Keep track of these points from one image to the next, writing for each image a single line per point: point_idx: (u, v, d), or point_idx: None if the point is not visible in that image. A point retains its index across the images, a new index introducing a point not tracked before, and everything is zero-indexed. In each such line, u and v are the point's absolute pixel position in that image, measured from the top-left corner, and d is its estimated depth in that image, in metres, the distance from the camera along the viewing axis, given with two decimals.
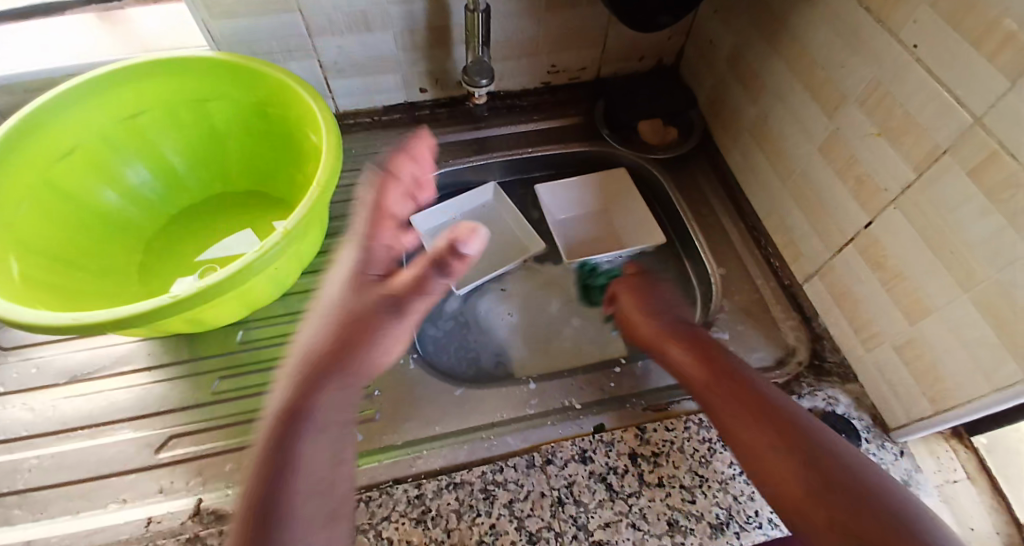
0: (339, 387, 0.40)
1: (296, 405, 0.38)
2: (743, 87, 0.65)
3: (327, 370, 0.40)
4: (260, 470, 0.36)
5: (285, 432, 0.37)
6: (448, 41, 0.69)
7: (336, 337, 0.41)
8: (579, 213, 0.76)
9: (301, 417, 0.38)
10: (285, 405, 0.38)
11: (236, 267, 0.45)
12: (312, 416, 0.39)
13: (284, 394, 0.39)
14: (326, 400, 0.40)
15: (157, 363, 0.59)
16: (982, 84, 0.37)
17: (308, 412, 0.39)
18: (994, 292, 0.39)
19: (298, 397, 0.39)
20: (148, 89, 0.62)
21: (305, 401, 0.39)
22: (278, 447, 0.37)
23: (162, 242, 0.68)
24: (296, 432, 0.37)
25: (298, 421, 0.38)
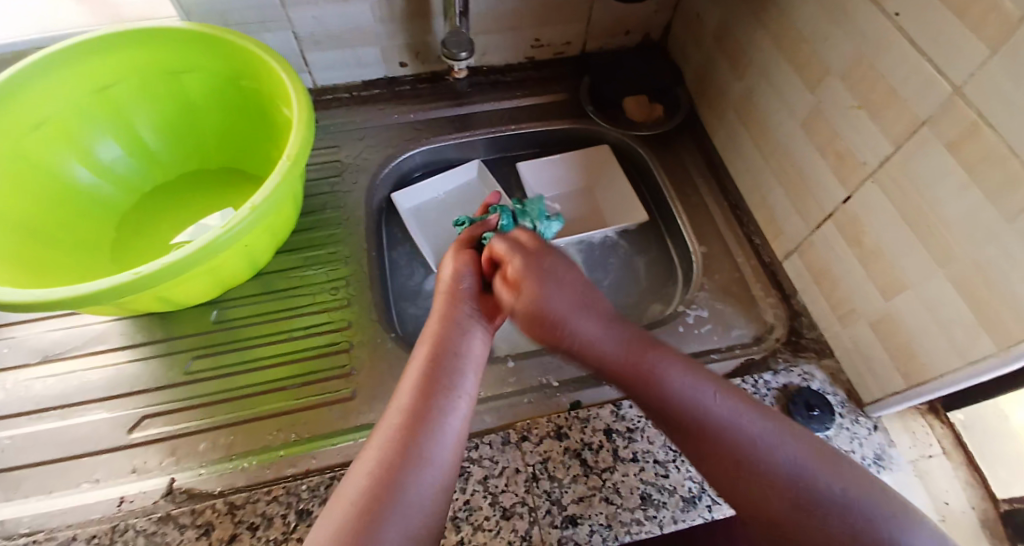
0: (464, 371, 0.45)
1: (425, 383, 0.43)
2: (729, 62, 0.64)
3: (446, 355, 0.45)
4: (399, 443, 0.40)
5: (419, 408, 0.42)
6: (428, 13, 0.67)
7: (449, 331, 0.46)
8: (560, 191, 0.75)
9: (430, 394, 0.43)
10: (419, 380, 0.43)
11: (202, 243, 0.44)
12: (441, 392, 0.43)
13: (423, 371, 0.44)
14: (454, 381, 0.44)
15: (130, 342, 0.58)
16: (964, 54, 0.36)
17: (441, 390, 0.43)
18: (969, 267, 0.38)
19: (435, 374, 0.44)
20: (120, 60, 0.59)
21: (434, 378, 0.43)
22: (415, 423, 0.41)
23: (138, 218, 0.65)
24: (428, 409, 0.42)
25: (432, 397, 0.42)
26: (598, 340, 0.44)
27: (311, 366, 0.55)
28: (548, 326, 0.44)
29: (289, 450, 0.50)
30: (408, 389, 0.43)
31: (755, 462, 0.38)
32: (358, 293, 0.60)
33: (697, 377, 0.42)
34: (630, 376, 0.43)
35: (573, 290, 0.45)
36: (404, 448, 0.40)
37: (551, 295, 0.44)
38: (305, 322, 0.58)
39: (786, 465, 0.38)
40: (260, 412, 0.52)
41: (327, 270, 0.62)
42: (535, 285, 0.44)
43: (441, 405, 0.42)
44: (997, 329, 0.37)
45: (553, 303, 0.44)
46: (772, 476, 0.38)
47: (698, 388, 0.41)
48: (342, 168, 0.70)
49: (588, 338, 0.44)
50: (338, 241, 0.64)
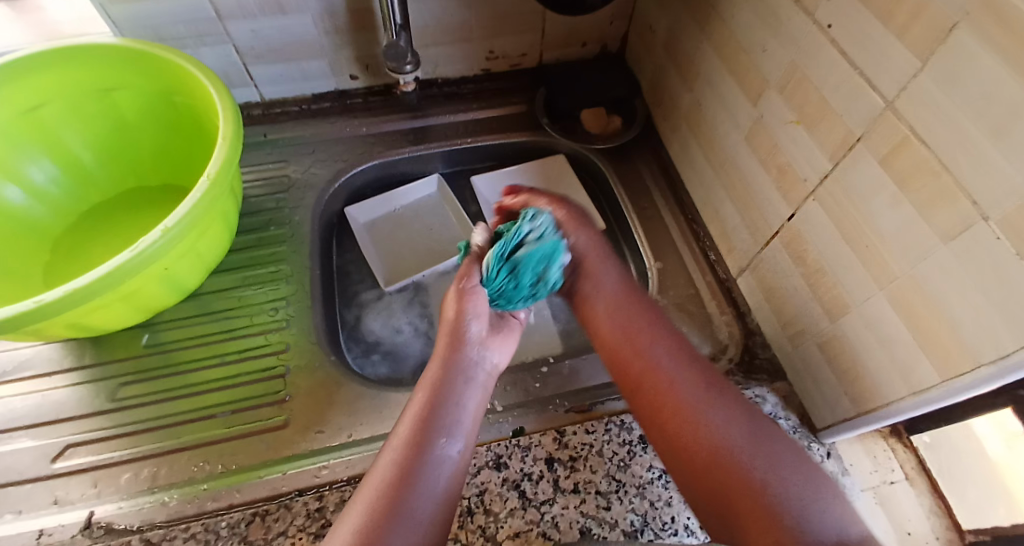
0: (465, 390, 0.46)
1: (427, 418, 0.43)
2: (679, 73, 0.62)
3: (450, 374, 0.47)
4: (408, 457, 0.40)
5: (424, 424, 0.43)
6: (373, 26, 0.65)
7: (452, 358, 0.48)
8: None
9: (435, 423, 0.43)
10: (425, 397, 0.45)
11: (108, 269, 0.42)
12: (447, 409, 0.44)
13: (429, 391, 0.45)
14: (458, 399, 0.45)
15: (58, 368, 0.54)
16: (893, 65, 0.34)
17: (444, 407, 0.44)
18: (908, 288, 0.37)
19: (439, 393, 0.45)
20: (50, 79, 0.58)
21: (438, 396, 0.45)
22: (423, 437, 0.42)
23: (72, 241, 0.63)
24: (436, 425, 0.43)
25: (437, 426, 0.43)
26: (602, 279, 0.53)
27: (243, 393, 0.53)
28: (580, 268, 0.54)
29: (211, 484, 0.47)
30: (414, 407, 0.44)
31: (687, 427, 0.42)
32: (298, 315, 0.58)
33: (681, 355, 0.47)
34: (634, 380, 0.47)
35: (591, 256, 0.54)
36: (413, 457, 0.40)
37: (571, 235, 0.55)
38: (240, 345, 0.56)
39: (718, 440, 0.41)
40: (186, 441, 0.50)
41: (266, 290, 0.59)
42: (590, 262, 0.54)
43: (446, 422, 0.43)
44: (939, 352, 0.35)
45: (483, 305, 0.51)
46: (701, 433, 0.41)
47: (669, 356, 0.47)
48: (288, 184, 0.68)
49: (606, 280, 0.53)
50: (280, 259, 0.62)
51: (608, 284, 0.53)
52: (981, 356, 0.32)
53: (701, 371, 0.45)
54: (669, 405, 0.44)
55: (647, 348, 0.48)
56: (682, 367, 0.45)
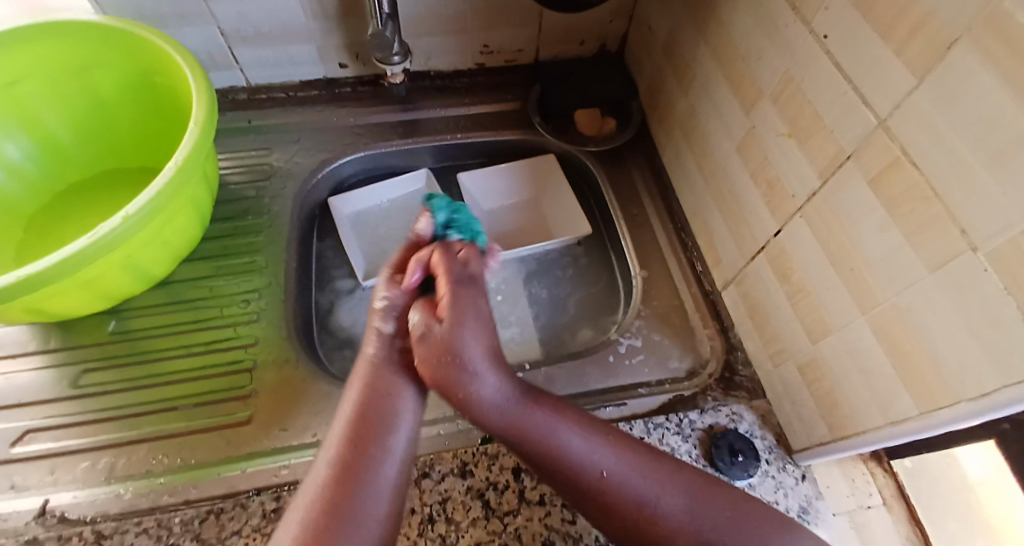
0: (399, 404, 0.42)
1: (353, 438, 0.39)
2: (676, 77, 0.61)
3: (375, 389, 0.42)
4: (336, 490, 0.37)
5: (353, 449, 0.39)
6: (363, 13, 0.64)
7: (380, 369, 0.43)
8: (508, 202, 0.72)
9: (363, 446, 0.39)
10: (353, 415, 0.40)
11: (62, 255, 0.40)
12: (378, 431, 0.40)
13: (358, 408, 0.41)
14: (389, 417, 0.41)
15: (22, 350, 0.53)
16: (891, 80, 0.33)
17: (377, 428, 0.40)
18: (891, 315, 0.35)
19: (370, 411, 0.41)
20: (26, 53, 0.56)
21: (369, 415, 0.40)
22: (352, 463, 0.38)
23: (46, 221, 0.62)
24: (366, 450, 0.39)
25: (364, 449, 0.39)
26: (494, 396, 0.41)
27: (208, 385, 0.51)
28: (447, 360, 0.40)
29: (169, 478, 0.46)
30: (341, 427, 0.40)
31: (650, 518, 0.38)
32: (271, 307, 0.57)
33: (590, 431, 0.41)
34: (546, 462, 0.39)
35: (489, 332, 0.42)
36: (341, 488, 0.37)
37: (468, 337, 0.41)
38: (209, 336, 0.54)
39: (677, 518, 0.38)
40: (146, 433, 0.49)
41: (240, 281, 0.58)
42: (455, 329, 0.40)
43: (379, 444, 0.40)
44: (919, 383, 0.34)
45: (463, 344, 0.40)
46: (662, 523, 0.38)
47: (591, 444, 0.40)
48: (271, 172, 0.66)
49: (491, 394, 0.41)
50: (256, 250, 0.61)
51: (490, 393, 0.40)
52: (961, 392, 0.31)
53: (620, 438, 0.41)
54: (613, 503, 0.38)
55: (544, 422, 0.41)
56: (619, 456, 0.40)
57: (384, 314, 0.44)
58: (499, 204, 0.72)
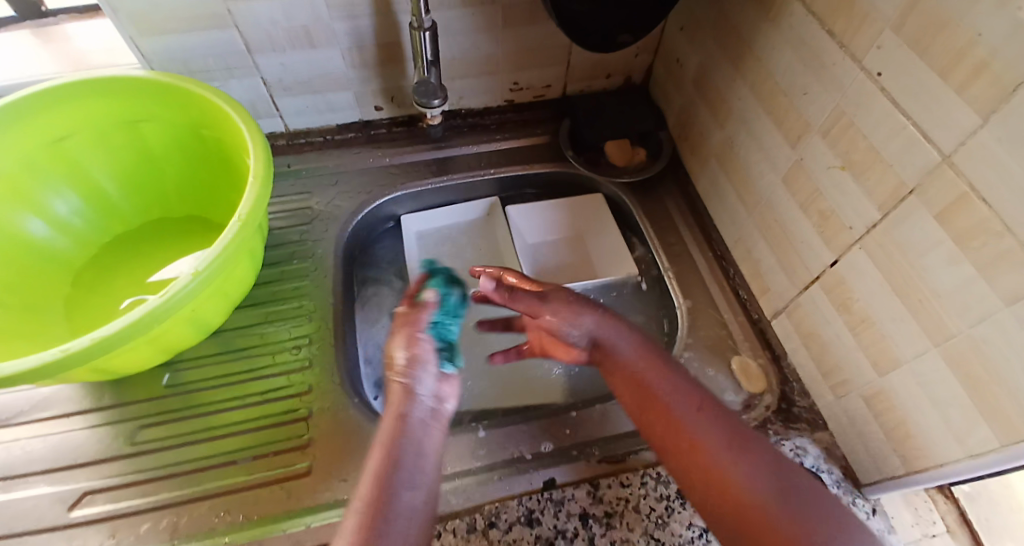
0: (422, 434, 0.39)
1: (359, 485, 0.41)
2: (710, 109, 0.62)
3: (409, 433, 0.38)
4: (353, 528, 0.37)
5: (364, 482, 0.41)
6: (400, 58, 0.65)
7: (410, 398, 0.40)
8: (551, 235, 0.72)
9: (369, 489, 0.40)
10: (387, 433, 0.38)
11: (136, 316, 0.41)
12: (409, 457, 0.37)
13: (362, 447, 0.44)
14: (414, 441, 0.38)
15: (76, 408, 0.53)
16: (951, 119, 0.33)
17: (408, 445, 0.38)
18: (967, 350, 0.35)
19: (400, 437, 0.38)
20: (77, 111, 0.58)
21: (402, 433, 0.38)
22: (386, 473, 0.36)
23: (94, 274, 0.63)
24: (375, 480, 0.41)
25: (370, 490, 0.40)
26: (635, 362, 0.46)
27: (265, 435, 0.51)
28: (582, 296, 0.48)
29: (234, 536, 0.46)
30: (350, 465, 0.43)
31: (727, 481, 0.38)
32: (322, 353, 0.57)
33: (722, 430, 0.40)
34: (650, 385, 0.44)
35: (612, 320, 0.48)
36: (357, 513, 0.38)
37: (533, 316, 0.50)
38: (263, 386, 0.54)
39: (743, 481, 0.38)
40: (206, 489, 0.48)
41: (290, 327, 0.58)
42: (583, 315, 0.47)
43: None
44: (999, 419, 0.34)
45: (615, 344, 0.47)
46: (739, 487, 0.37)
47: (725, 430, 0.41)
48: (312, 216, 0.67)
49: (612, 351, 0.47)
50: (303, 294, 0.61)
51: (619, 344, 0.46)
52: None
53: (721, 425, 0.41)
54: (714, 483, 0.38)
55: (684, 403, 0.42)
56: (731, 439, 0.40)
57: None
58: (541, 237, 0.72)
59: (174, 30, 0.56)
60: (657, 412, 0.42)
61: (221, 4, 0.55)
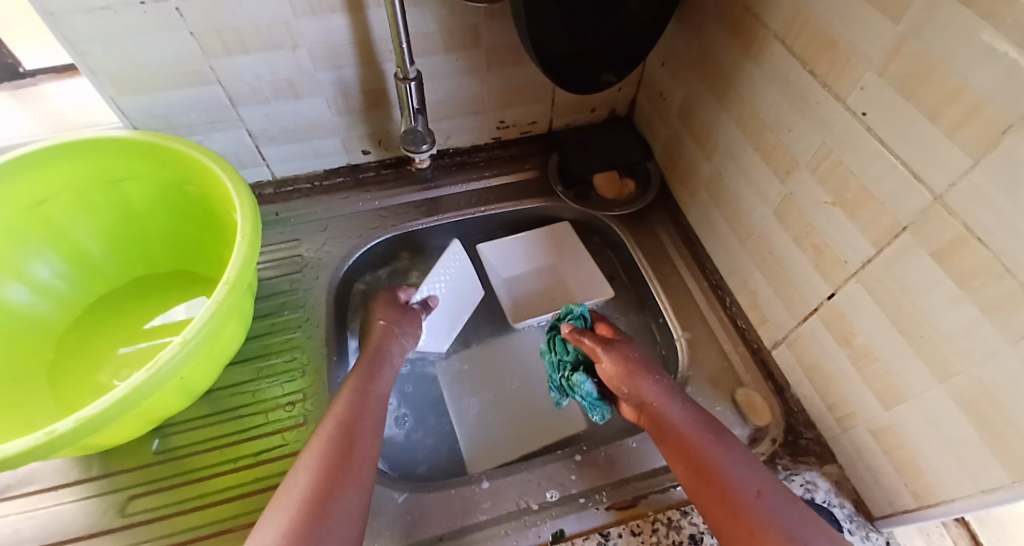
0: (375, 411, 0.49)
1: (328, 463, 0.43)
2: (696, 142, 0.62)
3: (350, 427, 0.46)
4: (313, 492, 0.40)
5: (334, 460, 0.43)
6: (386, 104, 0.65)
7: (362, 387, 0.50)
8: (528, 268, 0.73)
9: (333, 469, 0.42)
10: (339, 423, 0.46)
11: (122, 394, 0.39)
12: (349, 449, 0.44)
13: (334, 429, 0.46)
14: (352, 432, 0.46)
15: (65, 479, 0.51)
16: (942, 160, 0.34)
17: (354, 434, 0.45)
18: (974, 388, 0.35)
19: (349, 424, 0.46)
20: (59, 173, 0.57)
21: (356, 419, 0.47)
22: (332, 463, 0.42)
23: (80, 335, 0.62)
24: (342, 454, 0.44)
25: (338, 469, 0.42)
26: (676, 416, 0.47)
27: (260, 501, 0.50)
28: (628, 369, 0.49)
29: None
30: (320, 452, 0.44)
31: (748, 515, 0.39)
32: (318, 408, 0.55)
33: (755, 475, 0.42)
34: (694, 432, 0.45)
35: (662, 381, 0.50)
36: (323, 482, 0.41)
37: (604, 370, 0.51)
38: (257, 447, 0.53)
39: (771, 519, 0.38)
40: None
41: (282, 383, 0.57)
42: (640, 385, 0.48)
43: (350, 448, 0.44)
44: (1012, 458, 0.34)
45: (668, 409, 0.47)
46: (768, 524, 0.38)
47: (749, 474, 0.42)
48: (302, 264, 0.66)
49: (668, 422, 0.46)
50: (295, 347, 0.60)
51: (676, 415, 0.47)
52: None
53: (759, 477, 0.42)
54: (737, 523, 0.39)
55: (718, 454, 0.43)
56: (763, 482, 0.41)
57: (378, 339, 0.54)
58: (518, 271, 0.73)
59: (156, 88, 0.56)
60: (702, 470, 0.42)
61: (204, 60, 0.55)
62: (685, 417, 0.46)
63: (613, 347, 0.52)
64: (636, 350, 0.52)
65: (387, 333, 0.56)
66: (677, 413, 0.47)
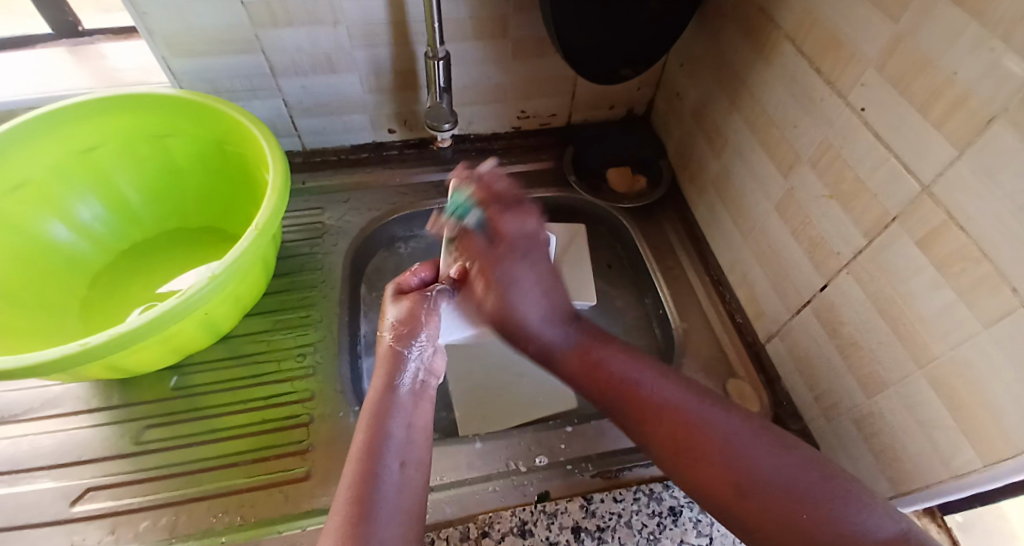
0: (410, 421, 0.44)
1: (367, 450, 0.41)
2: (707, 141, 0.65)
3: (395, 408, 0.44)
4: (358, 489, 0.39)
5: (369, 448, 0.41)
6: (415, 85, 0.69)
7: (391, 394, 0.45)
8: None
9: (377, 456, 0.41)
10: (366, 440, 0.42)
11: (154, 315, 0.43)
12: (394, 437, 0.42)
13: (372, 416, 0.43)
14: (400, 414, 0.44)
15: (85, 406, 0.55)
16: (930, 153, 0.36)
17: (384, 453, 0.41)
18: (950, 373, 0.36)
19: (377, 441, 0.41)
20: (107, 125, 0.61)
21: (385, 434, 0.42)
22: (365, 487, 0.39)
23: (110, 278, 0.65)
24: (378, 439, 0.42)
25: (375, 456, 0.41)
26: (538, 330, 0.49)
27: (266, 439, 0.53)
28: (497, 289, 0.48)
29: (232, 537, 0.46)
30: (360, 437, 0.42)
31: (692, 429, 0.40)
32: (326, 361, 0.58)
33: (666, 381, 0.45)
34: (574, 367, 0.48)
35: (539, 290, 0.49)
36: (365, 481, 0.39)
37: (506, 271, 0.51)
38: (267, 390, 0.56)
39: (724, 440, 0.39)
40: (207, 489, 0.49)
41: (295, 335, 0.60)
42: (505, 293, 0.48)
43: (384, 435, 0.42)
44: (982, 440, 0.35)
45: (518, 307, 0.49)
46: (709, 440, 0.40)
47: (650, 379, 0.45)
48: (323, 230, 0.70)
49: (528, 327, 0.49)
50: (310, 304, 0.63)
51: (534, 320, 0.49)
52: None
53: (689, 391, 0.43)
54: (670, 436, 0.41)
55: (611, 373, 0.46)
56: (674, 388, 0.44)
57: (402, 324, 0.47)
58: None
59: (204, 53, 0.60)
60: (628, 389, 0.44)
61: (250, 30, 0.59)
62: (545, 324, 0.49)
63: (492, 272, 0.48)
64: (522, 261, 0.49)
65: (397, 362, 0.46)
66: (541, 314, 0.49)
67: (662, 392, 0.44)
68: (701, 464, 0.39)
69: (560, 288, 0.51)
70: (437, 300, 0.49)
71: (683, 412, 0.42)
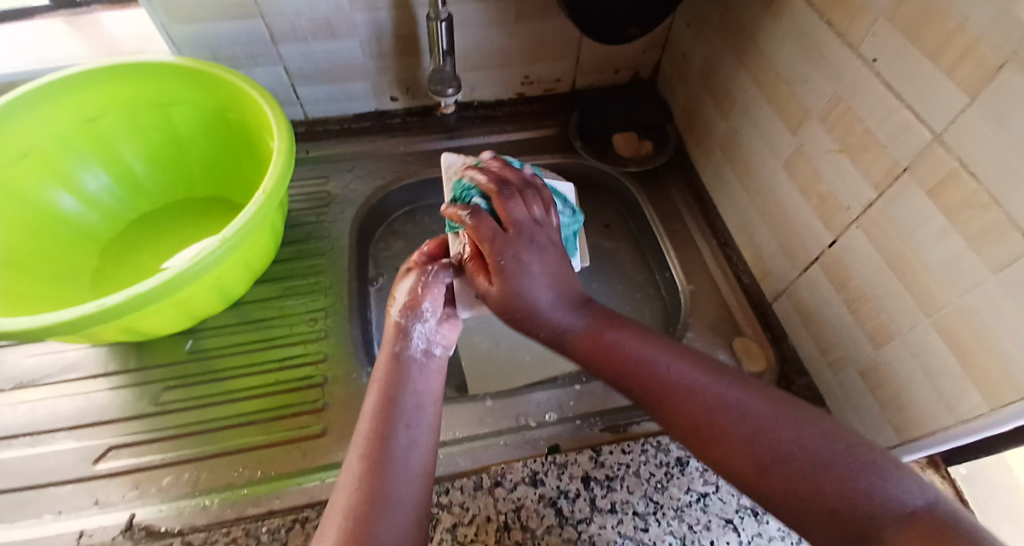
0: (420, 388, 0.44)
1: (381, 413, 0.42)
2: (714, 101, 0.64)
3: (407, 370, 0.44)
4: (373, 448, 0.39)
5: (383, 410, 0.42)
6: (417, 50, 0.68)
7: (398, 361, 0.45)
8: None
9: (390, 417, 0.41)
10: (379, 403, 0.42)
11: (169, 275, 0.44)
12: (406, 396, 0.43)
13: (385, 386, 0.43)
14: (411, 377, 0.44)
15: (102, 371, 0.56)
16: (940, 98, 0.35)
17: (396, 414, 0.42)
18: (957, 320, 0.37)
19: (389, 404, 0.42)
20: (111, 93, 0.61)
21: (397, 397, 0.43)
22: (377, 447, 0.39)
23: (120, 247, 0.66)
24: (394, 402, 0.42)
25: (391, 418, 0.41)
26: (549, 310, 0.45)
27: (281, 400, 0.54)
28: (510, 290, 0.44)
29: (252, 489, 0.48)
30: (374, 402, 0.43)
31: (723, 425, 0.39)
32: (337, 325, 0.59)
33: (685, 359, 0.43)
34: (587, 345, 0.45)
35: (549, 266, 0.45)
36: (380, 442, 0.40)
37: (532, 263, 0.44)
38: (280, 354, 0.57)
39: (753, 423, 0.38)
40: (227, 447, 0.51)
41: (306, 301, 0.61)
42: (511, 278, 0.43)
43: (398, 395, 0.43)
44: (989, 385, 0.36)
45: (525, 289, 0.44)
46: (737, 431, 0.38)
47: (673, 360, 0.43)
48: (329, 198, 0.70)
49: (538, 313, 0.45)
50: (319, 271, 0.64)
51: (541, 299, 0.44)
52: None
53: (713, 369, 0.42)
54: (694, 423, 0.39)
55: (626, 352, 0.43)
56: (693, 368, 0.42)
57: (408, 302, 0.47)
58: None
59: (202, 19, 0.59)
60: (645, 373, 0.42)
61: None
62: (556, 304, 0.45)
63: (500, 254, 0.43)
64: (532, 248, 0.45)
65: (402, 335, 0.46)
66: (552, 297, 0.45)
67: (679, 386, 0.41)
68: (732, 457, 0.38)
69: (568, 272, 0.47)
70: (437, 273, 0.48)
71: (705, 399, 0.40)
